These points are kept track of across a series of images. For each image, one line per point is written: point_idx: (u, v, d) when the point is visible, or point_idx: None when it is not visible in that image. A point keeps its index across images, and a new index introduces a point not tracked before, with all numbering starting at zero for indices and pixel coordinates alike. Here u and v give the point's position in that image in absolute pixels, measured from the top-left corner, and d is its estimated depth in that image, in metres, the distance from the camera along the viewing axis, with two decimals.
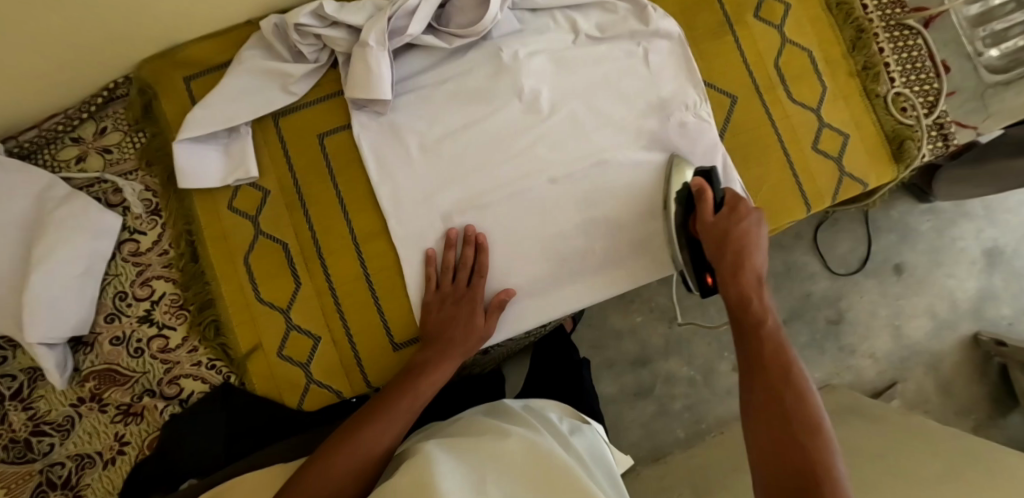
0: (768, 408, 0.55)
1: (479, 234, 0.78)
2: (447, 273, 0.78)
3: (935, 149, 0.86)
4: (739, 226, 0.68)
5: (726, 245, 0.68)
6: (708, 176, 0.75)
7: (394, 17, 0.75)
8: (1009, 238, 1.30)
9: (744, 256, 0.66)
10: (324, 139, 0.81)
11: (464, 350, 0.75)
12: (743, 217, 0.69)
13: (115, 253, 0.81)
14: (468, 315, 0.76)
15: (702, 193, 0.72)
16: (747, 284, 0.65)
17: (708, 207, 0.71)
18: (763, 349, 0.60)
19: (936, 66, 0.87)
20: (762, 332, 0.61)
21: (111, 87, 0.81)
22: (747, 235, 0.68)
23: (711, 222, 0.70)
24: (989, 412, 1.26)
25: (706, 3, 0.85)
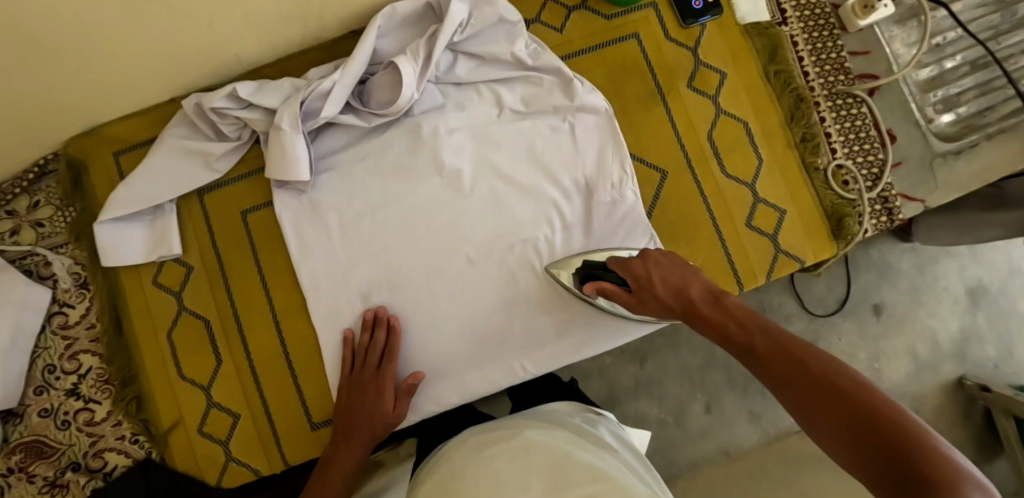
0: (804, 387, 0.49)
1: (391, 317, 0.77)
2: (359, 357, 0.77)
3: (879, 223, 0.82)
4: (652, 278, 0.67)
5: (663, 297, 0.65)
6: (591, 272, 0.75)
7: (308, 100, 0.75)
8: (993, 276, 1.23)
9: (684, 298, 0.64)
10: (246, 216, 0.81)
11: (372, 435, 0.74)
12: (651, 275, 0.67)
13: (45, 326, 0.82)
14: (376, 402, 0.75)
15: (604, 290, 0.71)
16: (710, 312, 0.61)
17: (620, 292, 0.69)
18: (759, 345, 0.55)
19: (882, 136, 0.83)
20: (744, 328, 0.57)
21: (40, 163, 0.82)
22: (668, 279, 0.66)
23: (633, 301, 0.69)
24: (973, 456, 1.18)
25: (637, 73, 0.82)
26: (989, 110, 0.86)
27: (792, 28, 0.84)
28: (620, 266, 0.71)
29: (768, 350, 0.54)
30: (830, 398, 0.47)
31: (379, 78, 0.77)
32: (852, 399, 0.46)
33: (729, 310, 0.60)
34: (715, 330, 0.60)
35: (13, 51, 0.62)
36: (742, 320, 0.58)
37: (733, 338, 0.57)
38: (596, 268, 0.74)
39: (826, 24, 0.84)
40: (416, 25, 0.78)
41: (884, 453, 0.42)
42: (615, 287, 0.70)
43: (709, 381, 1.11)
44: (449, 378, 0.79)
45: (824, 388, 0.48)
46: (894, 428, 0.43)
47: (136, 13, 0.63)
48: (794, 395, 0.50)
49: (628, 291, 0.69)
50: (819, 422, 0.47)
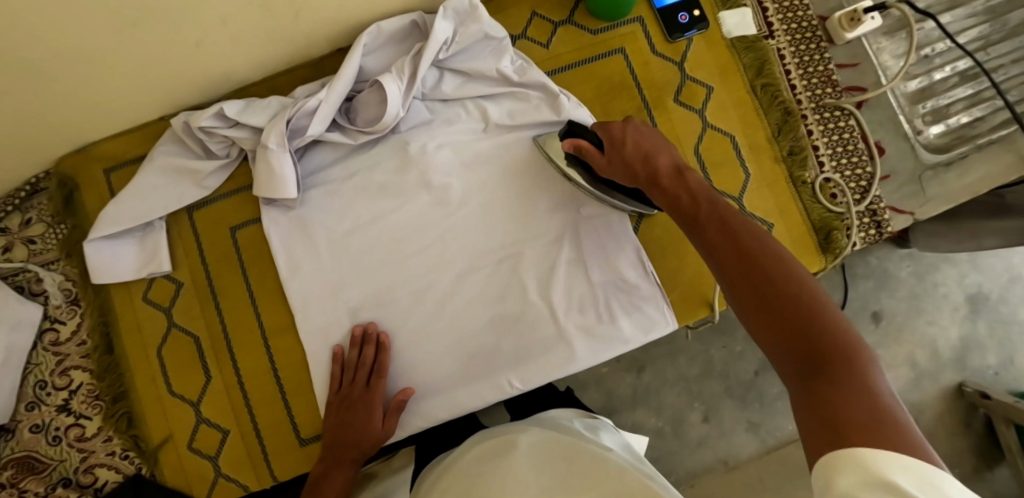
0: (737, 262, 0.51)
1: (381, 333, 0.78)
2: (347, 374, 0.77)
3: (867, 236, 0.82)
4: (627, 150, 0.66)
5: (633, 165, 0.65)
6: (574, 130, 0.74)
7: (295, 118, 0.76)
8: (993, 284, 1.24)
9: (649, 165, 0.64)
10: (235, 233, 0.82)
11: (358, 454, 0.75)
12: (626, 139, 0.67)
13: (37, 342, 0.82)
14: (364, 419, 0.75)
15: (580, 147, 0.71)
16: (670, 182, 0.61)
17: (594, 153, 0.70)
18: (706, 215, 0.56)
19: (870, 149, 0.83)
20: (695, 198, 0.59)
21: (32, 181, 0.83)
22: (641, 143, 0.66)
23: (606, 162, 0.69)
24: (975, 465, 1.19)
25: (624, 88, 0.83)
26: (979, 121, 0.85)
27: (778, 41, 0.84)
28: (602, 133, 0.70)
29: (712, 219, 0.56)
30: (760, 274, 0.49)
31: (365, 96, 0.78)
32: (779, 282, 0.48)
33: (688, 182, 0.60)
34: (670, 195, 0.60)
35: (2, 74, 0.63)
36: (695, 192, 0.59)
37: (683, 204, 0.59)
38: (581, 128, 0.73)
39: (813, 36, 0.84)
40: (403, 43, 0.79)
41: (797, 330, 0.45)
42: (591, 148, 0.70)
43: (706, 390, 1.10)
44: (438, 394, 0.79)
45: (755, 265, 0.50)
46: (811, 310, 0.45)
47: (123, 35, 0.64)
48: (725, 264, 0.52)
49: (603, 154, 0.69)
50: (743, 295, 0.49)
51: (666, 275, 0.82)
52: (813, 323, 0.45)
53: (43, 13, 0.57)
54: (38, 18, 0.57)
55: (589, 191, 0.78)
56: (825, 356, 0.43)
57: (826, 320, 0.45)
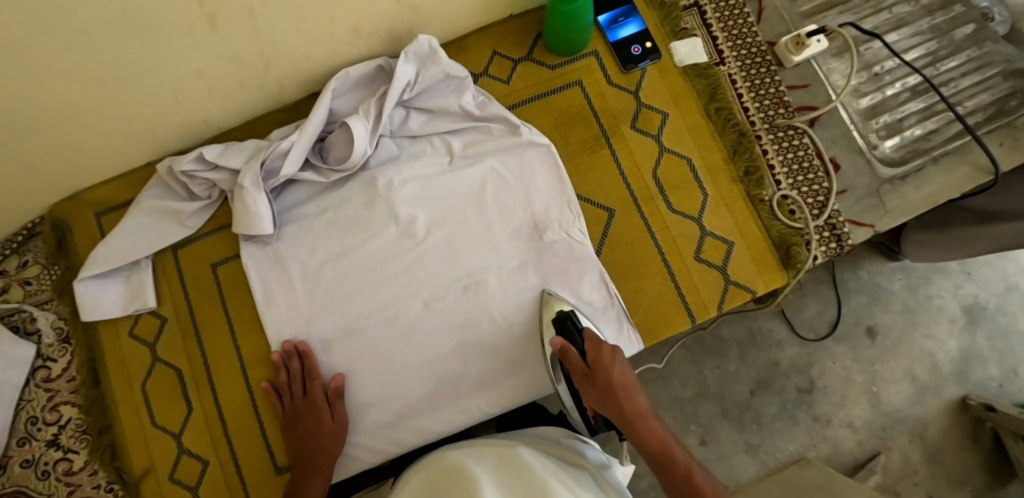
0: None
1: (299, 343, 0.81)
2: (286, 393, 0.81)
3: (829, 250, 0.83)
4: (613, 368, 0.74)
5: (620, 402, 0.74)
6: (565, 326, 0.78)
7: (269, 160, 0.80)
8: (990, 295, 1.34)
9: (634, 408, 0.74)
10: (217, 269, 0.86)
11: (329, 453, 0.78)
12: (612, 364, 0.74)
13: (29, 379, 0.86)
14: (315, 422, 0.78)
15: (567, 353, 0.75)
16: (654, 433, 0.73)
17: (576, 362, 0.75)
18: (689, 475, 0.71)
19: (825, 165, 0.84)
20: (664, 453, 0.73)
21: (29, 226, 0.88)
22: (627, 380, 0.75)
23: (587, 373, 0.75)
24: (987, 481, 1.28)
25: (582, 118, 0.87)
26: (934, 133, 0.86)
27: (730, 66, 0.87)
28: (590, 339, 0.76)
29: (699, 477, 0.71)
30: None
31: (335, 137, 0.82)
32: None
33: (670, 436, 0.74)
34: (657, 444, 0.73)
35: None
36: (662, 444, 0.73)
37: (671, 460, 0.72)
38: (570, 326, 0.78)
39: (763, 60, 0.87)
40: (370, 85, 0.84)
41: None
42: (576, 357, 0.75)
43: (701, 412, 1.30)
44: (412, 421, 0.82)
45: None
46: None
47: (104, 85, 0.70)
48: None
49: (590, 370, 0.75)
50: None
51: (629, 297, 0.82)
52: None
53: (25, 67, 0.62)
54: (21, 73, 0.63)
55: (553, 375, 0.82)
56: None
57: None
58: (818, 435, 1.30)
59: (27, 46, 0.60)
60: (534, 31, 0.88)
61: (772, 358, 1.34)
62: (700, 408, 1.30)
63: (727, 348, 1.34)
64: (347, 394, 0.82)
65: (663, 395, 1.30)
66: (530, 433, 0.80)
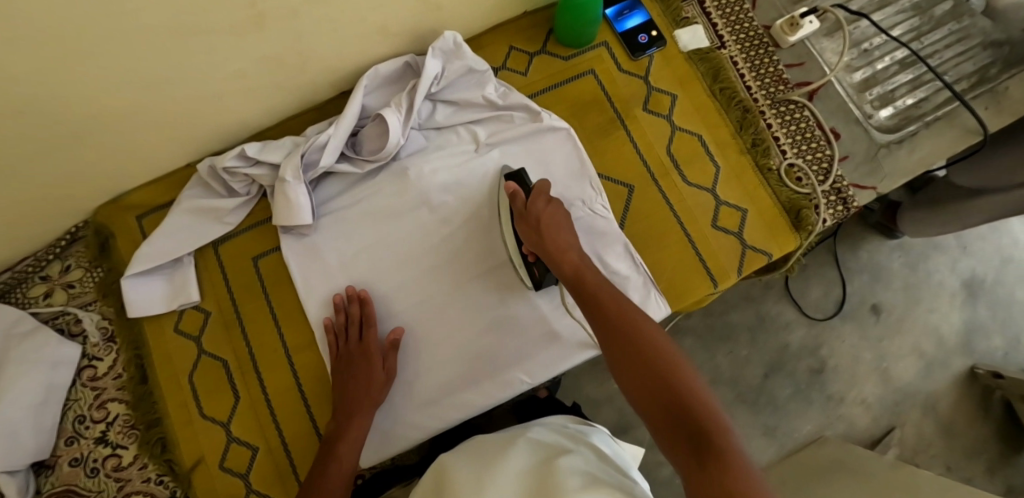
0: (629, 365, 0.63)
1: (361, 291, 0.85)
2: (341, 335, 0.84)
3: (836, 213, 0.89)
4: (544, 210, 0.78)
5: (545, 239, 0.76)
6: (519, 179, 0.84)
7: (308, 152, 0.85)
8: (986, 267, 1.43)
9: (555, 242, 0.75)
10: (257, 262, 0.89)
11: (370, 402, 0.81)
12: (544, 208, 0.78)
13: (76, 379, 0.89)
14: (367, 368, 0.81)
15: (514, 194, 0.80)
16: (571, 261, 0.74)
17: (520, 204, 0.80)
18: (601, 298, 0.70)
19: (827, 135, 0.90)
20: (580, 276, 0.73)
21: (72, 231, 0.92)
22: (554, 219, 0.77)
23: (523, 217, 0.79)
24: (1001, 451, 1.36)
25: (597, 104, 0.92)
26: (923, 101, 0.92)
27: (731, 50, 0.94)
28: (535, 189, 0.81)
29: (613, 301, 0.69)
30: (642, 373, 0.62)
31: (368, 130, 0.87)
32: (660, 376, 0.61)
33: (589, 266, 0.74)
34: (573, 270, 0.73)
35: (49, 131, 0.73)
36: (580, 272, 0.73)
37: (585, 285, 0.72)
38: (525, 181, 0.84)
39: (761, 43, 0.94)
40: (398, 82, 0.89)
41: (671, 417, 0.58)
42: (522, 200, 0.80)
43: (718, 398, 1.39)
44: (454, 397, 0.84)
45: (643, 358, 0.63)
46: (670, 374, 0.61)
47: (157, 89, 0.74)
48: (619, 347, 0.65)
49: (526, 212, 0.79)
50: (629, 374, 0.63)
51: (652, 267, 0.87)
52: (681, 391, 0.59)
53: (85, 69, 0.67)
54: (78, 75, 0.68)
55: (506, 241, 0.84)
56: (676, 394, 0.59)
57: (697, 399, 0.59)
58: (833, 413, 1.39)
59: (88, 51, 0.65)
60: (546, 27, 0.94)
61: (782, 341, 1.41)
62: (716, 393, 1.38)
63: (738, 334, 1.41)
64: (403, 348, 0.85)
65: None
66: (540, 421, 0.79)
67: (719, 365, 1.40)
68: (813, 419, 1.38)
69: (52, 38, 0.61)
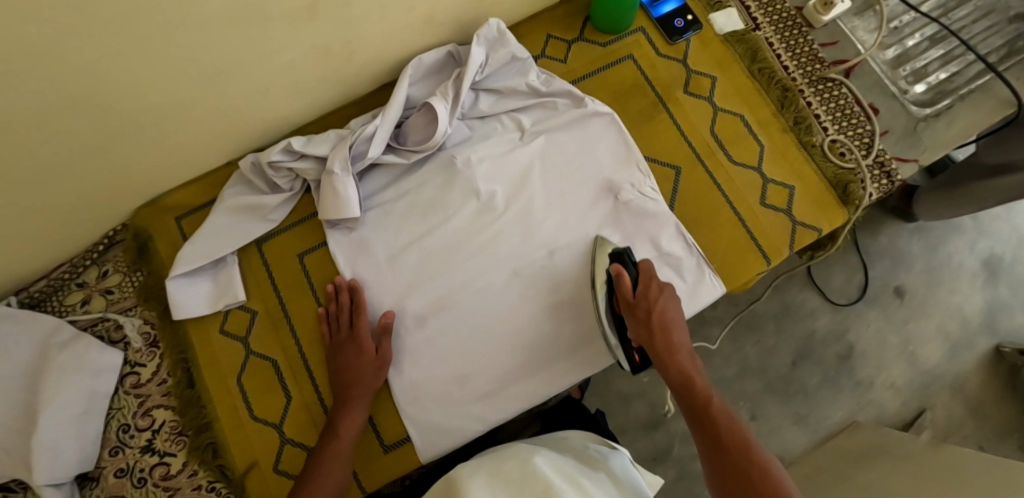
0: (730, 464, 0.67)
1: (351, 280, 0.85)
2: (333, 325, 0.84)
3: (881, 186, 0.89)
4: (656, 304, 0.78)
5: (653, 332, 0.77)
6: (621, 257, 0.82)
7: (355, 144, 0.84)
8: (1004, 247, 1.44)
9: (666, 336, 0.77)
10: (303, 259, 0.88)
11: (366, 387, 0.80)
12: (656, 301, 0.78)
13: (118, 387, 0.86)
14: (358, 353, 0.81)
15: (620, 274, 0.79)
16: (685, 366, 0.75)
17: (628, 288, 0.79)
18: (708, 405, 0.72)
19: (866, 110, 0.91)
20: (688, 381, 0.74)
21: (110, 235, 0.89)
22: (666, 313, 0.77)
23: (633, 300, 0.79)
24: None
25: (638, 89, 0.92)
26: (956, 75, 0.94)
27: (766, 31, 0.95)
28: (643, 271, 0.80)
29: (718, 410, 0.71)
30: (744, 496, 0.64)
31: (413, 120, 0.87)
32: (753, 475, 0.65)
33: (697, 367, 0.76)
34: (679, 374, 0.75)
35: (97, 131, 0.71)
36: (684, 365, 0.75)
37: (691, 392, 0.74)
38: (628, 257, 0.82)
39: (794, 24, 0.95)
40: (440, 72, 0.88)
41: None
42: (629, 283, 0.79)
43: (749, 389, 1.38)
44: (512, 386, 0.83)
45: (743, 464, 0.66)
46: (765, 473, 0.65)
47: (206, 82, 0.73)
48: (720, 454, 0.68)
49: (634, 300, 0.78)
50: (729, 487, 0.66)
51: (705, 247, 0.87)
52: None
53: (139, 69, 0.66)
54: (132, 76, 0.66)
55: (598, 315, 0.83)
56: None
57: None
58: (864, 399, 1.39)
59: (146, 43, 0.63)
60: (582, 14, 0.95)
61: (809, 328, 1.41)
62: (746, 385, 1.38)
63: (765, 323, 1.41)
64: (396, 333, 0.84)
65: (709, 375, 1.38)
66: (555, 435, 0.81)
67: (748, 356, 1.40)
68: (845, 405, 1.38)
69: (114, 34, 0.60)
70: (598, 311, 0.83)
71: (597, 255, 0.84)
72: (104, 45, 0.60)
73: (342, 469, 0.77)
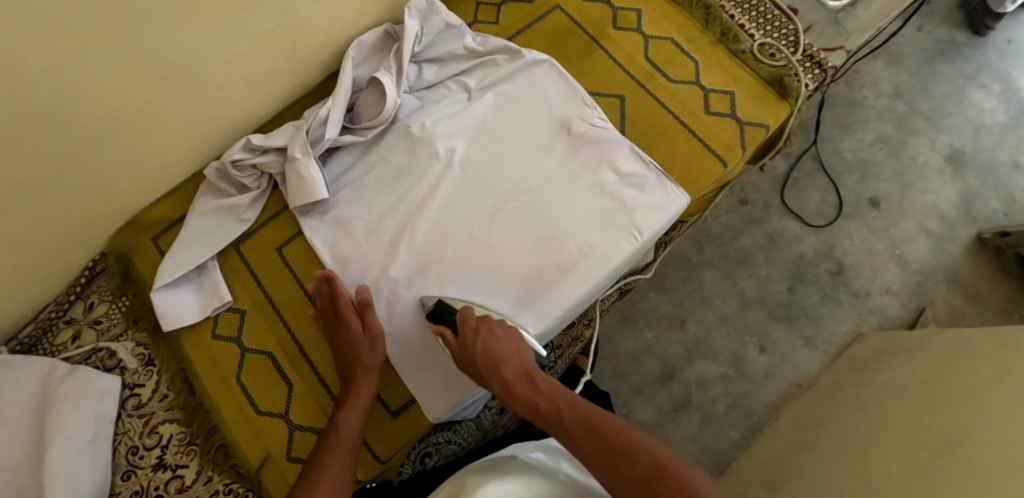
0: (613, 479, 0.63)
1: (329, 272, 0.85)
2: (322, 320, 0.85)
3: (815, 76, 0.95)
4: (479, 342, 0.78)
5: (487, 368, 0.76)
6: (440, 308, 0.82)
7: (311, 129, 0.87)
8: (963, 140, 1.46)
9: (501, 369, 0.76)
10: (282, 252, 0.89)
11: (365, 365, 0.80)
12: (474, 337, 0.78)
13: (121, 411, 0.86)
14: (348, 334, 0.82)
15: (443, 333, 0.79)
16: (525, 395, 0.74)
17: (452, 342, 0.79)
18: (562, 423, 0.70)
19: (785, 12, 0.99)
20: (547, 407, 0.72)
21: (90, 266, 0.90)
22: (490, 349, 0.77)
23: (462, 354, 0.78)
24: None
25: (571, 32, 0.97)
26: None
27: None
28: (459, 319, 0.80)
29: (572, 426, 0.68)
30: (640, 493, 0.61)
31: (365, 98, 0.90)
32: (627, 469, 0.63)
33: (536, 387, 0.74)
34: (527, 407, 0.73)
35: (57, 149, 0.73)
36: (541, 396, 0.73)
37: (542, 414, 0.72)
38: (445, 311, 0.81)
39: None
40: (382, 52, 0.93)
41: None
42: (451, 337, 0.79)
43: (752, 321, 1.37)
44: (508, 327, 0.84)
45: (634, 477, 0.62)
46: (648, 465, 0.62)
47: (162, 81, 0.76)
48: (599, 469, 0.64)
49: (461, 345, 0.78)
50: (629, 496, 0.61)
51: (665, 162, 0.90)
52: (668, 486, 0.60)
53: (87, 70, 0.68)
54: (81, 82, 0.69)
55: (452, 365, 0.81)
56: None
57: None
58: (864, 309, 1.37)
59: (88, 40, 0.66)
60: None
61: (796, 251, 1.41)
62: (749, 318, 1.37)
63: (753, 256, 1.41)
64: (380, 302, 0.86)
65: (711, 315, 1.38)
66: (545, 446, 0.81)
67: (744, 290, 1.39)
68: (847, 318, 1.37)
69: (56, 31, 0.63)
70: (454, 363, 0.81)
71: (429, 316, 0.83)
72: (55, 39, 0.63)
73: (345, 454, 0.76)
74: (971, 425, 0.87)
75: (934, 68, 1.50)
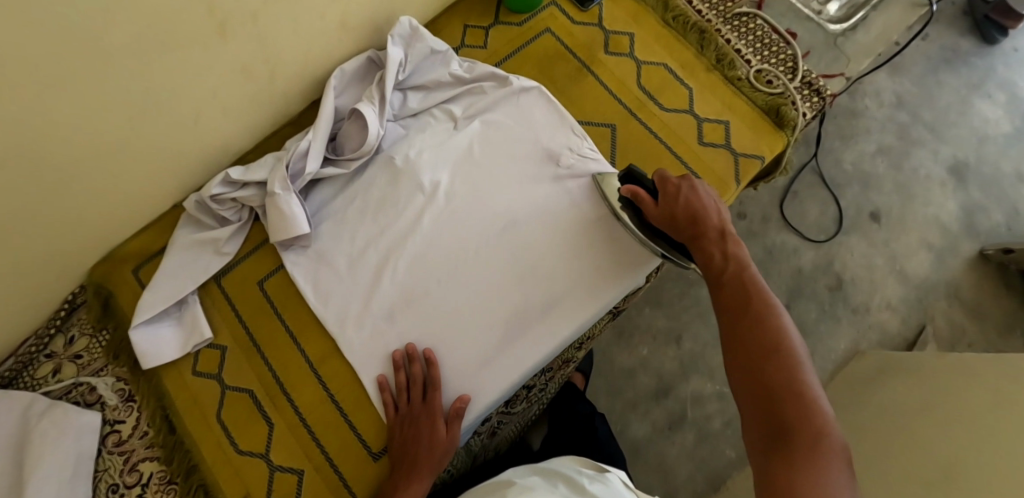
0: (738, 334, 0.66)
1: (426, 350, 0.81)
2: (400, 397, 0.80)
3: (813, 104, 0.92)
4: (678, 201, 0.77)
5: (680, 222, 0.76)
6: (633, 177, 0.83)
7: (291, 163, 0.84)
8: (966, 151, 1.42)
9: (696, 221, 0.75)
10: (263, 286, 0.88)
11: (430, 467, 0.76)
12: (679, 191, 0.77)
13: (101, 448, 0.85)
14: (430, 432, 0.77)
15: (637, 194, 0.80)
16: (707, 245, 0.73)
17: (649, 202, 0.79)
18: (723, 277, 0.71)
19: (783, 37, 0.95)
20: (726, 259, 0.72)
21: (70, 298, 0.89)
22: (692, 205, 0.76)
23: (658, 210, 0.79)
24: None
25: (561, 56, 0.94)
26: None
27: None
28: (659, 180, 0.80)
29: (732, 282, 0.70)
30: (758, 360, 0.63)
31: (347, 129, 0.88)
32: (757, 337, 0.64)
33: (730, 242, 0.73)
34: (708, 259, 0.73)
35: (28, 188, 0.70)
36: (728, 254, 0.72)
37: (712, 265, 0.72)
38: (641, 175, 0.83)
39: None
40: (365, 79, 0.91)
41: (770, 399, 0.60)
42: (647, 198, 0.80)
43: None
44: (493, 366, 0.82)
45: (757, 346, 0.64)
46: (774, 343, 0.63)
47: (134, 115, 0.73)
48: (735, 321, 0.67)
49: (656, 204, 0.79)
50: (743, 355, 0.64)
51: None
52: (780, 369, 0.61)
53: (55, 108, 0.65)
54: (47, 120, 0.66)
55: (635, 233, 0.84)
56: (787, 398, 0.59)
57: (802, 415, 0.58)
58: (863, 325, 1.33)
59: (54, 79, 0.63)
60: None
61: (795, 265, 1.35)
62: None
63: None
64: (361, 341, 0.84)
65: (707, 331, 1.32)
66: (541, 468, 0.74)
67: None
68: (847, 335, 1.32)
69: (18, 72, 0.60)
70: (633, 230, 0.84)
71: (606, 192, 0.85)
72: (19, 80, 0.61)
73: None
74: (975, 453, 0.83)
75: (938, 77, 1.46)
